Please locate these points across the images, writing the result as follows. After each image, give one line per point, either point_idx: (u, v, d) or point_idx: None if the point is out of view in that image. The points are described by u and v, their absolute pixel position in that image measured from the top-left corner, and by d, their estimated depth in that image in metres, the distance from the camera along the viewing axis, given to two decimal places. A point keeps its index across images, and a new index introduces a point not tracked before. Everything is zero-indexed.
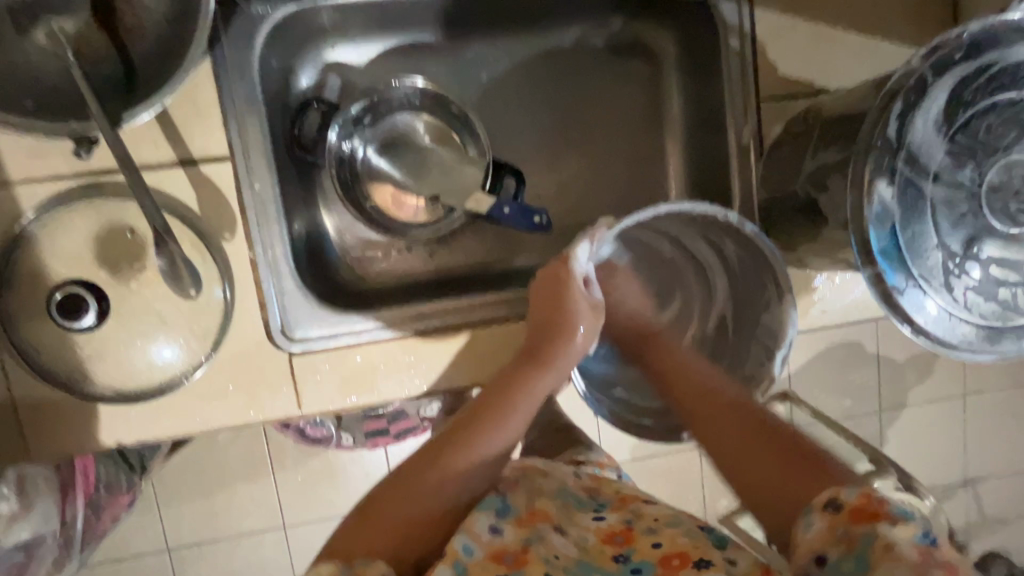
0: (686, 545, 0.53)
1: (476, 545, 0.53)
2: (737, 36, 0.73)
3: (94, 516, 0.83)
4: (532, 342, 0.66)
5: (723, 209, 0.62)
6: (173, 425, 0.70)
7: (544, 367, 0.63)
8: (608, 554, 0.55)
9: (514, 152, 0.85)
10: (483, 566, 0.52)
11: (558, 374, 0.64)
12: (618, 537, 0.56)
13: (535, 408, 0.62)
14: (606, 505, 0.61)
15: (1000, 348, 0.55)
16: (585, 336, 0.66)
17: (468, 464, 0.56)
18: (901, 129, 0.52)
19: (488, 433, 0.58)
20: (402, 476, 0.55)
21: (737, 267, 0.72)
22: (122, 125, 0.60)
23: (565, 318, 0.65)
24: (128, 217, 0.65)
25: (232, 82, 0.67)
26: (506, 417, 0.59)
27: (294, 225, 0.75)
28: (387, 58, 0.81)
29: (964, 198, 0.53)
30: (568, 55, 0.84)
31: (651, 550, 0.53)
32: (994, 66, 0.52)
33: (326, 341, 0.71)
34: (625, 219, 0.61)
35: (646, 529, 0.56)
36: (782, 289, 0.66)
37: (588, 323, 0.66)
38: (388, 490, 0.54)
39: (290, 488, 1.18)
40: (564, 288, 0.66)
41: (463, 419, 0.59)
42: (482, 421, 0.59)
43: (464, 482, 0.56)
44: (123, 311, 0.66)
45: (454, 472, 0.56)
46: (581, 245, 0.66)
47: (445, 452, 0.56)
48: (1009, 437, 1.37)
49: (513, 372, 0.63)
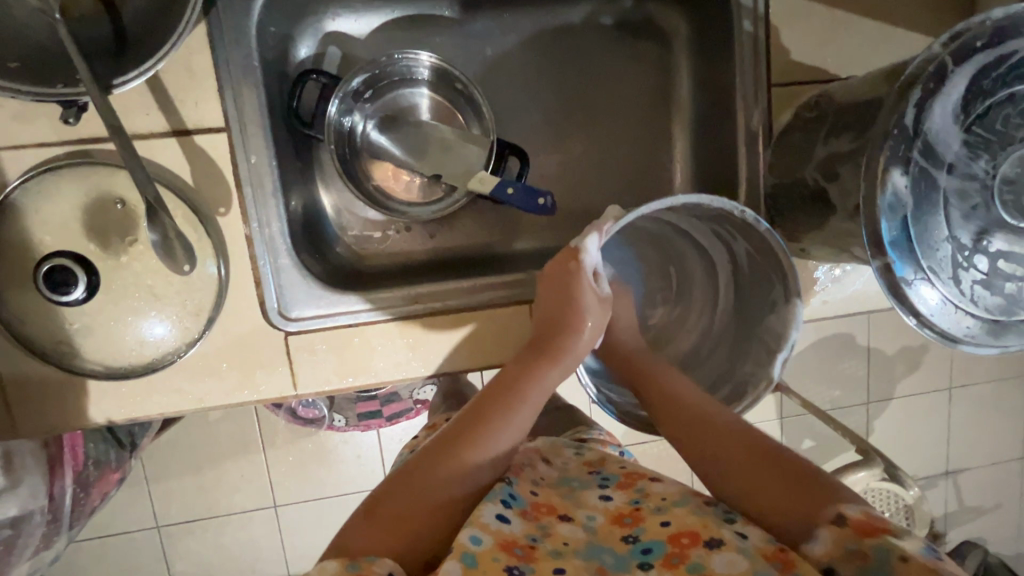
0: (696, 523, 0.52)
1: (484, 535, 0.51)
2: (751, 19, 0.71)
3: (82, 495, 0.80)
4: (535, 337, 0.64)
5: (737, 204, 0.61)
6: (165, 402, 0.69)
7: (552, 360, 0.61)
8: (617, 535, 0.54)
9: (517, 131, 0.83)
10: (495, 556, 0.49)
11: (566, 368, 0.62)
12: (626, 518, 0.55)
13: (542, 402, 0.60)
14: (610, 481, 0.61)
15: (1003, 342, 0.55)
16: (593, 330, 0.64)
17: (475, 459, 0.56)
18: (919, 116, 0.51)
19: (496, 426, 0.57)
20: (407, 472, 0.55)
21: (744, 265, 0.71)
22: (113, 90, 0.57)
23: (572, 312, 0.63)
24: (119, 187, 0.63)
25: (227, 49, 0.64)
26: (510, 412, 0.58)
27: (291, 201, 0.73)
28: (389, 30, 0.78)
29: (977, 190, 0.53)
30: (575, 33, 0.82)
31: (660, 529, 0.53)
32: (1014, 55, 0.51)
33: (323, 321, 0.69)
34: (639, 209, 0.58)
35: (654, 509, 0.55)
36: (789, 292, 0.65)
37: (596, 318, 0.64)
38: (395, 486, 0.54)
39: (281, 468, 1.18)
40: (572, 282, 0.63)
41: (468, 415, 0.58)
42: (487, 417, 0.57)
43: (471, 477, 0.55)
44: (113, 285, 0.64)
45: (459, 467, 0.55)
46: (591, 238, 0.61)
47: (451, 450, 0.56)
48: (992, 431, 1.40)
49: (521, 365, 0.62)
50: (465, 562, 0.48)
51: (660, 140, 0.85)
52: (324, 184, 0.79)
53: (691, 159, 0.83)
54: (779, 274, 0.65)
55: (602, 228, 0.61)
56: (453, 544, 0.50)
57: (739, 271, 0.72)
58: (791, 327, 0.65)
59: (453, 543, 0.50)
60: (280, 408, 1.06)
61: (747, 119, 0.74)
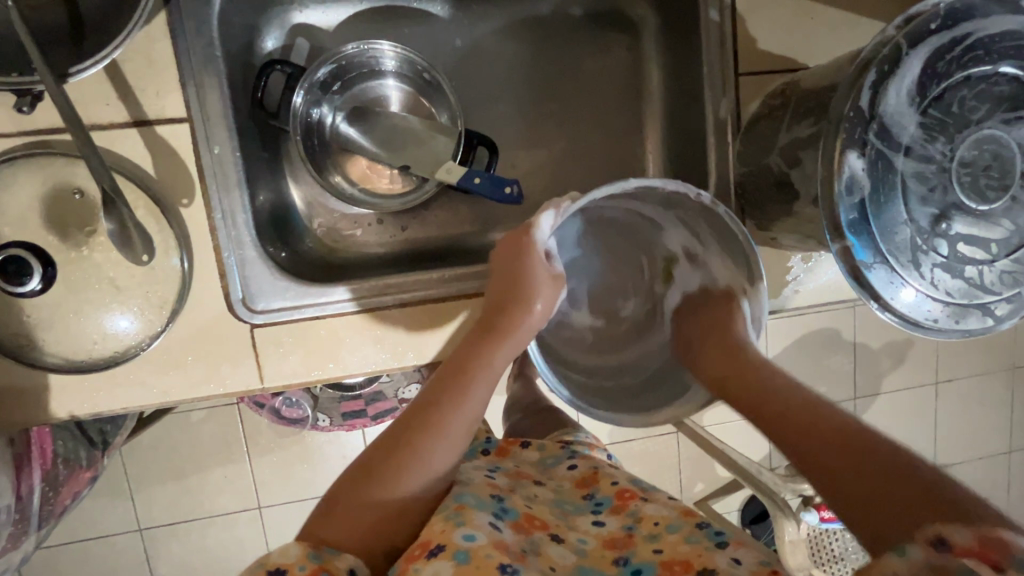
0: (690, 552, 0.51)
1: (478, 533, 0.49)
2: (717, 7, 0.71)
3: (51, 494, 0.80)
4: (486, 315, 0.62)
5: (698, 190, 0.61)
6: (130, 397, 0.68)
7: (504, 337, 0.60)
8: (608, 558, 0.54)
9: (489, 123, 0.83)
10: (488, 554, 0.47)
11: (517, 345, 0.61)
12: (618, 543, 0.55)
13: (495, 379, 0.60)
14: (604, 505, 0.61)
15: (965, 326, 0.55)
16: (545, 307, 0.62)
17: (429, 445, 0.55)
18: (874, 98, 0.51)
19: (449, 408, 0.56)
20: (366, 468, 0.54)
21: (712, 257, 0.70)
22: (67, 79, 0.57)
23: (522, 285, 0.61)
24: (77, 178, 0.62)
25: (188, 37, 0.63)
26: (461, 395, 0.57)
27: (259, 194, 0.72)
28: (358, 22, 0.78)
29: (935, 172, 0.53)
30: (546, 24, 0.82)
31: (652, 555, 0.52)
32: (969, 37, 0.51)
33: (290, 313, 0.69)
34: (594, 192, 0.57)
35: (647, 535, 0.55)
36: (753, 276, 0.64)
37: (548, 296, 0.62)
38: (354, 478, 0.54)
39: (264, 468, 1.17)
40: (523, 258, 0.61)
41: (423, 400, 0.58)
42: (440, 401, 0.57)
43: (427, 465, 0.55)
44: (73, 277, 0.63)
45: (414, 456, 0.54)
46: (546, 214, 0.60)
47: (406, 437, 0.55)
48: (978, 424, 1.40)
49: (471, 346, 0.60)
50: (457, 560, 0.47)
51: (633, 132, 0.85)
52: (294, 178, 0.78)
53: (664, 150, 0.83)
54: (744, 258, 0.65)
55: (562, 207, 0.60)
56: (444, 542, 0.49)
57: (705, 258, 0.71)
58: (758, 305, 0.65)
59: (445, 540, 0.49)
60: (260, 407, 1.05)
61: (715, 109, 0.74)
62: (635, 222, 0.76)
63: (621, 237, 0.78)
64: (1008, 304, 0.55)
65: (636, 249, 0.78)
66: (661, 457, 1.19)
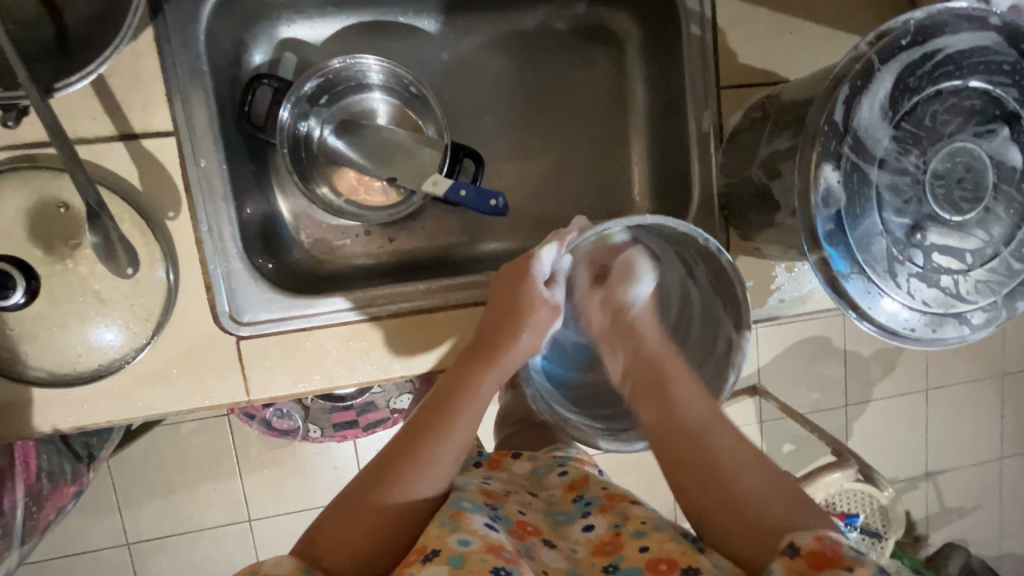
0: (675, 550, 0.52)
1: (473, 538, 0.48)
2: (698, 22, 0.72)
3: (35, 509, 0.81)
4: (477, 345, 0.63)
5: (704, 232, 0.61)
6: (115, 411, 0.67)
7: (491, 366, 0.61)
8: (597, 565, 0.54)
9: (477, 135, 0.84)
10: (482, 556, 0.47)
11: (502, 374, 0.62)
12: (607, 547, 0.55)
13: (483, 407, 0.60)
14: (592, 505, 0.61)
15: (942, 335, 0.56)
16: (533, 335, 0.63)
17: (416, 473, 0.55)
18: (847, 113, 0.52)
19: (437, 436, 0.57)
20: (358, 490, 0.55)
21: (701, 294, 0.71)
22: (52, 93, 0.57)
23: (513, 315, 0.62)
24: (63, 192, 0.62)
25: (174, 52, 0.64)
26: (450, 423, 0.58)
27: (246, 207, 0.73)
28: (346, 36, 0.79)
29: (909, 185, 0.54)
30: (532, 38, 0.84)
31: (639, 554, 0.53)
32: (938, 53, 0.52)
33: (276, 325, 0.69)
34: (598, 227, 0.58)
35: (634, 532, 0.55)
36: (740, 324, 0.64)
37: (538, 324, 0.63)
38: (345, 499, 0.55)
39: (254, 481, 1.16)
40: (518, 287, 0.63)
41: (413, 426, 0.59)
42: (428, 431, 0.57)
43: (418, 491, 0.55)
44: (58, 290, 0.63)
45: (401, 486, 0.55)
46: (548, 247, 0.61)
47: (394, 464, 0.56)
48: (968, 430, 1.41)
49: (462, 374, 0.61)
50: (452, 564, 0.46)
51: (619, 144, 0.86)
52: (281, 190, 0.79)
53: (650, 161, 0.85)
54: (735, 304, 0.65)
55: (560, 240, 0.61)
56: (440, 547, 0.48)
57: (702, 296, 0.71)
58: (740, 354, 0.65)
59: (441, 545, 0.48)
60: (250, 419, 1.05)
61: (698, 121, 0.75)
62: None
63: None
64: (983, 312, 0.56)
65: None
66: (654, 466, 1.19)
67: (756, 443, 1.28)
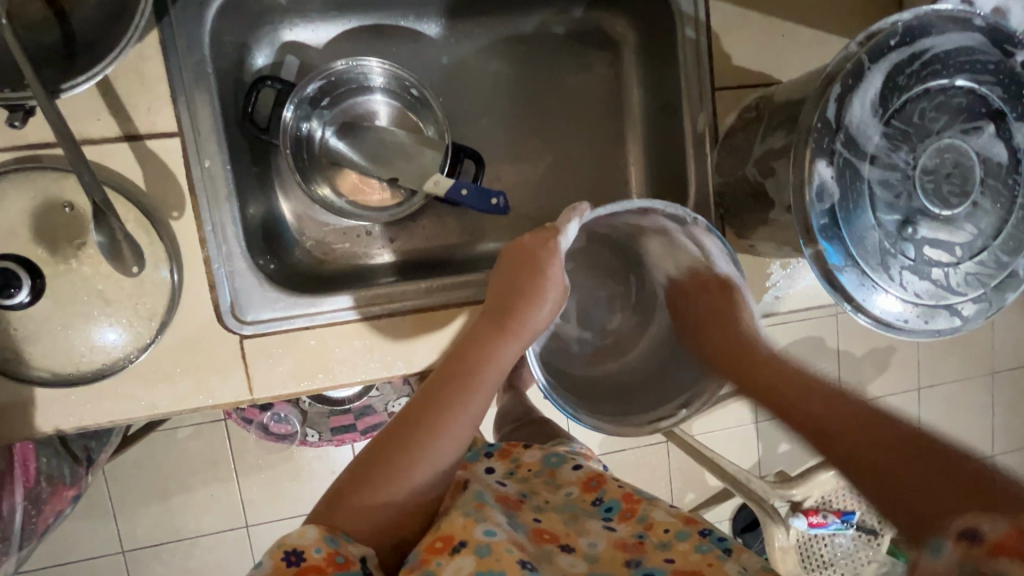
0: (700, 562, 0.53)
1: (499, 530, 0.49)
2: (693, 26, 0.74)
3: (33, 512, 0.81)
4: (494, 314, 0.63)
5: (694, 215, 0.63)
6: (117, 411, 0.67)
7: (510, 338, 0.61)
8: (620, 560, 0.55)
9: (476, 137, 0.85)
10: (509, 548, 0.47)
11: (520, 343, 0.62)
12: (629, 546, 0.56)
13: (500, 378, 0.60)
14: (613, 511, 0.60)
15: (934, 326, 0.57)
16: (551, 310, 0.63)
17: (439, 442, 0.54)
18: (839, 110, 0.53)
19: (456, 401, 0.56)
20: (376, 457, 0.54)
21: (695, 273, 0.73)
22: (60, 94, 0.57)
23: (535, 285, 0.62)
24: (67, 192, 0.63)
25: (179, 54, 0.65)
26: (470, 390, 0.57)
27: (249, 208, 0.73)
28: (347, 40, 0.81)
29: (900, 179, 0.55)
30: (530, 42, 0.85)
31: (663, 562, 0.53)
32: (925, 53, 0.54)
33: (280, 323, 0.69)
34: (602, 209, 0.60)
35: (657, 543, 0.55)
36: None
37: (558, 297, 0.63)
38: (363, 468, 0.53)
39: (251, 485, 1.15)
40: (544, 259, 0.62)
41: (428, 390, 0.58)
42: (446, 398, 0.56)
43: (438, 459, 0.54)
44: (62, 290, 0.63)
45: (422, 453, 0.53)
46: (571, 221, 0.62)
47: (414, 435, 0.54)
48: (959, 430, 1.43)
49: (479, 341, 0.61)
50: (479, 554, 0.47)
51: (615, 146, 0.88)
52: (283, 191, 0.80)
53: (646, 162, 0.86)
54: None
55: (584, 212, 0.62)
56: (467, 538, 0.48)
57: (701, 277, 0.73)
58: None
59: (467, 535, 0.48)
60: (249, 423, 1.04)
61: (693, 122, 0.76)
62: (621, 242, 0.79)
63: (610, 256, 0.81)
64: (974, 304, 0.58)
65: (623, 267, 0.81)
66: (651, 467, 1.20)
67: (752, 443, 1.29)
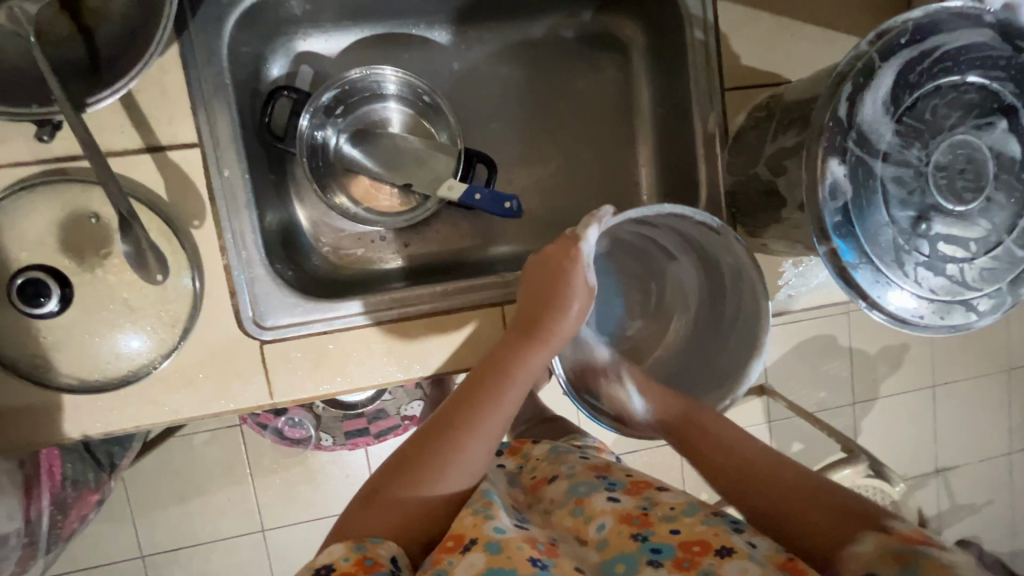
0: (705, 533, 0.52)
1: (508, 527, 0.50)
2: (701, 27, 0.75)
3: (60, 517, 0.83)
4: (521, 324, 0.64)
5: (720, 222, 0.64)
6: (142, 416, 0.69)
7: (539, 343, 0.62)
8: (626, 535, 0.54)
9: (487, 142, 0.86)
10: (519, 546, 0.48)
11: (548, 351, 0.62)
12: (635, 518, 0.55)
13: (530, 384, 0.60)
14: (617, 486, 0.61)
15: (949, 322, 0.57)
16: (578, 315, 0.64)
17: (467, 446, 0.54)
18: (851, 109, 0.54)
19: (485, 407, 0.57)
20: (404, 460, 0.54)
21: (718, 283, 0.73)
22: (85, 109, 0.60)
23: (559, 293, 0.63)
24: (93, 202, 0.64)
25: (199, 66, 0.66)
26: (499, 396, 0.58)
27: (267, 216, 0.75)
28: (360, 48, 0.82)
29: (913, 176, 0.56)
30: (539, 47, 0.86)
31: (670, 535, 0.53)
32: (937, 50, 0.55)
33: (299, 328, 0.71)
34: (631, 210, 0.60)
35: (662, 516, 0.55)
36: (757, 299, 0.66)
37: (583, 304, 0.64)
38: (392, 472, 0.53)
39: (268, 489, 1.17)
40: (565, 266, 0.63)
41: (457, 397, 0.58)
42: (475, 404, 0.57)
43: (467, 464, 0.54)
44: (88, 299, 0.65)
45: (450, 457, 0.54)
46: (591, 228, 0.63)
47: (445, 438, 0.55)
48: (976, 427, 1.42)
49: (507, 349, 0.62)
50: (490, 550, 0.47)
51: (625, 148, 0.89)
52: (299, 199, 0.81)
53: (656, 163, 0.87)
54: (753, 296, 0.66)
55: (603, 218, 0.63)
56: (477, 536, 0.49)
57: (721, 287, 0.73)
58: (763, 334, 0.65)
59: (478, 533, 0.49)
60: (264, 429, 1.06)
61: (704, 122, 0.77)
62: (648, 247, 0.80)
63: (635, 263, 0.82)
64: (989, 299, 0.58)
65: (646, 275, 0.82)
66: (665, 467, 1.20)
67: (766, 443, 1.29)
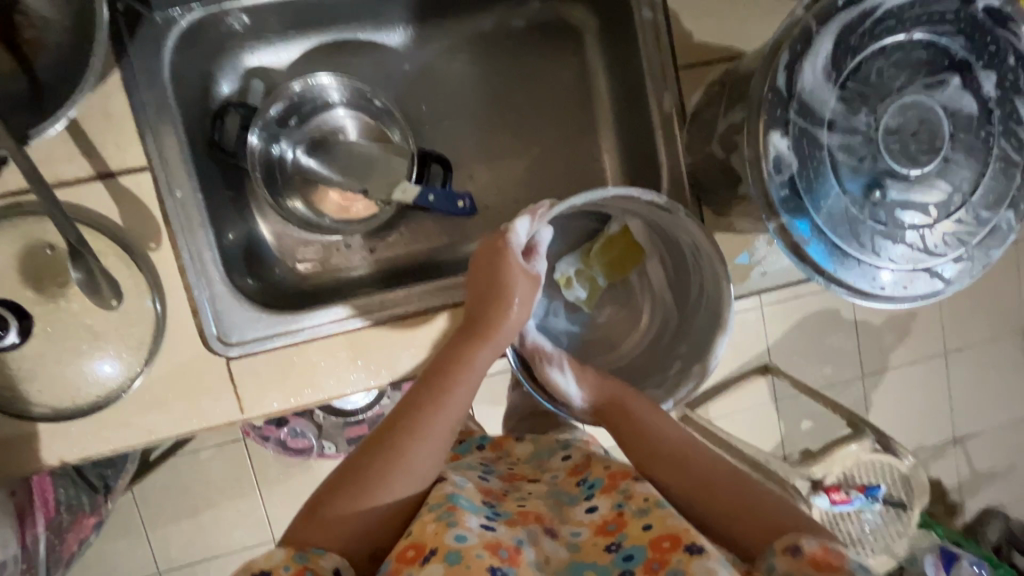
0: (676, 526, 0.51)
1: (469, 533, 0.49)
2: (649, 6, 0.73)
3: (57, 541, 0.85)
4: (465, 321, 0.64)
5: (667, 199, 0.63)
6: (117, 440, 0.69)
7: (480, 338, 0.62)
8: (601, 545, 0.53)
9: (447, 141, 0.85)
10: (479, 553, 0.47)
11: (494, 347, 0.62)
12: (610, 526, 0.55)
13: (476, 383, 0.61)
14: (596, 488, 0.60)
15: (915, 291, 0.55)
16: (521, 305, 0.63)
17: (413, 451, 0.55)
18: (790, 78, 0.52)
19: (429, 410, 0.57)
20: (351, 469, 0.55)
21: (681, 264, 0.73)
22: (28, 142, 0.59)
23: (501, 289, 0.62)
24: (48, 234, 0.66)
25: (142, 90, 0.67)
26: (443, 397, 0.58)
27: (228, 233, 0.75)
28: (310, 58, 0.82)
29: (862, 143, 0.54)
30: (493, 40, 0.85)
31: (641, 534, 0.52)
32: (877, 10, 0.52)
33: (263, 343, 0.71)
34: (570, 198, 0.59)
35: (637, 512, 0.54)
36: (719, 272, 0.65)
37: (526, 296, 0.63)
38: (338, 481, 0.55)
39: (274, 500, 1.18)
40: (501, 260, 0.62)
41: (403, 402, 0.59)
42: (419, 408, 0.57)
43: (414, 470, 0.55)
44: (55, 328, 0.66)
45: (395, 464, 0.55)
46: (521, 219, 0.62)
47: (388, 444, 0.55)
48: (993, 392, 1.37)
49: (452, 349, 0.62)
50: (449, 561, 0.46)
51: (589, 136, 0.87)
52: (261, 213, 0.81)
53: (620, 149, 0.85)
54: (713, 274, 0.66)
55: (538, 211, 0.62)
56: (437, 545, 0.48)
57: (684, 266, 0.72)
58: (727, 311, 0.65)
59: (438, 543, 0.48)
60: (266, 440, 1.06)
61: (660, 103, 0.75)
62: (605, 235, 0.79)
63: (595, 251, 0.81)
64: (955, 264, 0.56)
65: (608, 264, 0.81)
66: None
67: (773, 423, 1.27)
